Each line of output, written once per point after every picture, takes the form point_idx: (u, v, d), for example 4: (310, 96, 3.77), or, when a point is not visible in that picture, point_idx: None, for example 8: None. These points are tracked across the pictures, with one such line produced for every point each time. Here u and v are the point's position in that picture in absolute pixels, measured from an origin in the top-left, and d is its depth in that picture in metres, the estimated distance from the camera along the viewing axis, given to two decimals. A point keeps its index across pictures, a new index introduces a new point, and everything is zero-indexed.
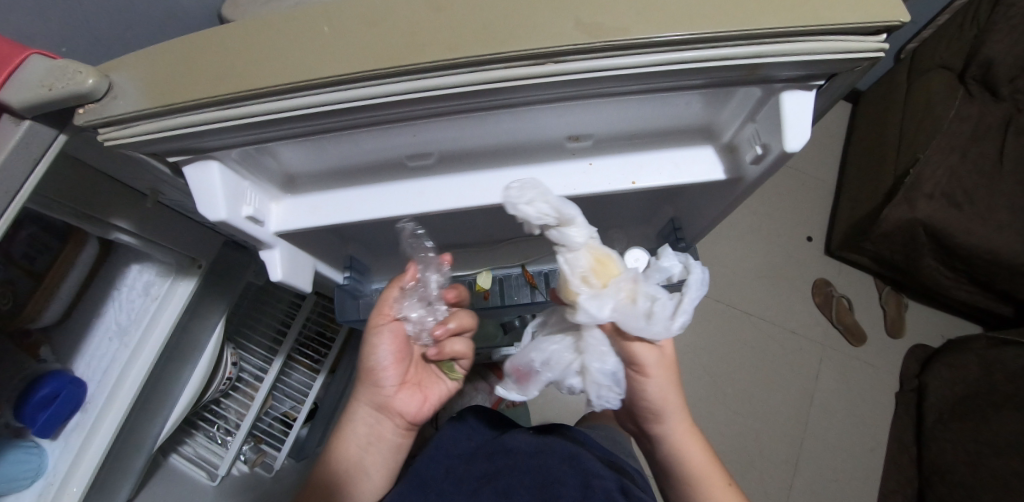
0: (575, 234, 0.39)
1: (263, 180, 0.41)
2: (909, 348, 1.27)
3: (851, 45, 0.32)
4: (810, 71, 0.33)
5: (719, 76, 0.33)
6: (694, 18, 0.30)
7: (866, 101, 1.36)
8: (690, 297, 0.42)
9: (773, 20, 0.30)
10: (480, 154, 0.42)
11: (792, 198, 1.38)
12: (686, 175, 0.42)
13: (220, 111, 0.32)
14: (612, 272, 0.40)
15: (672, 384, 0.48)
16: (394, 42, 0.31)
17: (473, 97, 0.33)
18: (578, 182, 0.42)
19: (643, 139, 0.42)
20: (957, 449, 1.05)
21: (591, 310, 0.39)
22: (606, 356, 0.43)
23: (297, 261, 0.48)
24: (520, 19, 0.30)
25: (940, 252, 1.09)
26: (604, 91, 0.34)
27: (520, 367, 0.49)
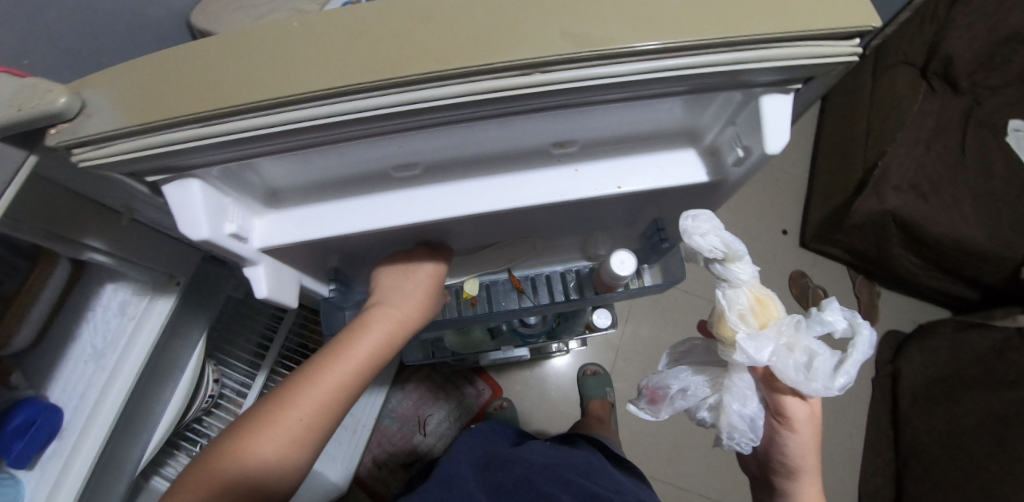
0: (740, 271, 0.42)
1: (244, 196, 0.40)
2: (883, 334, 1.31)
3: (827, 50, 0.33)
4: (787, 76, 0.34)
5: (701, 82, 0.34)
6: (675, 27, 0.31)
7: (834, 96, 1.40)
8: (852, 359, 0.42)
9: (753, 28, 0.31)
10: (465, 162, 0.41)
11: (766, 193, 1.42)
12: (670, 179, 0.42)
13: (200, 128, 0.31)
14: (773, 317, 0.41)
15: (812, 442, 0.47)
16: (378, 54, 0.30)
17: (460, 109, 0.32)
18: (567, 188, 0.41)
19: (627, 143, 0.43)
20: (932, 430, 1.10)
21: (750, 351, 0.39)
22: (746, 398, 0.44)
23: (283, 276, 0.46)
24: (505, 30, 0.30)
25: (908, 241, 1.13)
26: (590, 99, 0.34)
27: (657, 390, 0.49)
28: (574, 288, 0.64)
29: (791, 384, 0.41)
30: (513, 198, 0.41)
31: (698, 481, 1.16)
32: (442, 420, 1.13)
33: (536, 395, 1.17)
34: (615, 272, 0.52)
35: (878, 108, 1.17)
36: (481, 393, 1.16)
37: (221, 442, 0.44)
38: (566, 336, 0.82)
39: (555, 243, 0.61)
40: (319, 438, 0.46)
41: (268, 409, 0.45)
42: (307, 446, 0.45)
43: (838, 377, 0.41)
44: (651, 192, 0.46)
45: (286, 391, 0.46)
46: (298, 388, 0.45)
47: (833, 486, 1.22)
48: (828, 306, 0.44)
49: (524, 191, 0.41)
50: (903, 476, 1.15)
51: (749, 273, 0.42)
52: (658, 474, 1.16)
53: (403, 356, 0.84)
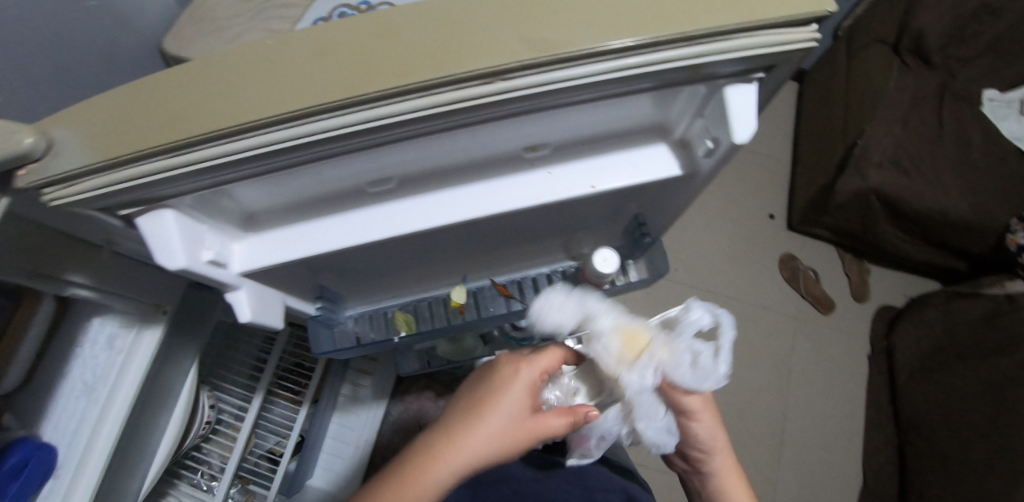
0: (599, 321, 0.46)
1: (221, 221, 0.40)
2: (875, 310, 1.32)
3: (784, 37, 0.33)
4: (748, 66, 0.34)
5: (665, 78, 0.35)
6: (635, 25, 0.31)
7: (812, 79, 1.42)
8: (724, 346, 0.45)
9: (714, 20, 0.31)
10: (439, 174, 0.41)
11: (751, 178, 1.42)
12: (643, 174, 0.43)
13: (171, 159, 0.31)
14: (643, 346, 0.45)
15: (713, 420, 0.54)
16: (340, 73, 0.31)
17: (426, 121, 0.33)
18: (541, 192, 0.42)
19: (602, 142, 0.43)
20: (930, 402, 1.13)
21: (636, 382, 0.44)
22: (652, 411, 0.47)
23: (267, 298, 0.45)
24: (466, 39, 0.31)
25: (893, 217, 1.16)
26: (556, 102, 0.35)
27: (578, 441, 0.54)
28: (561, 287, 0.62)
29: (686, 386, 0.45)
30: (488, 205, 0.41)
31: None
32: None
33: None
34: (600, 271, 0.52)
35: (855, 89, 1.22)
36: None
37: None
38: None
39: (537, 244, 0.61)
40: None
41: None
42: None
43: (718, 365, 0.44)
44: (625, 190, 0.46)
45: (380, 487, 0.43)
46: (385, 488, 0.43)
47: (836, 467, 1.22)
48: (690, 306, 0.46)
49: (499, 198, 0.42)
50: (906, 450, 1.17)
51: (606, 315, 0.46)
52: (661, 466, 1.17)
53: (399, 368, 0.83)
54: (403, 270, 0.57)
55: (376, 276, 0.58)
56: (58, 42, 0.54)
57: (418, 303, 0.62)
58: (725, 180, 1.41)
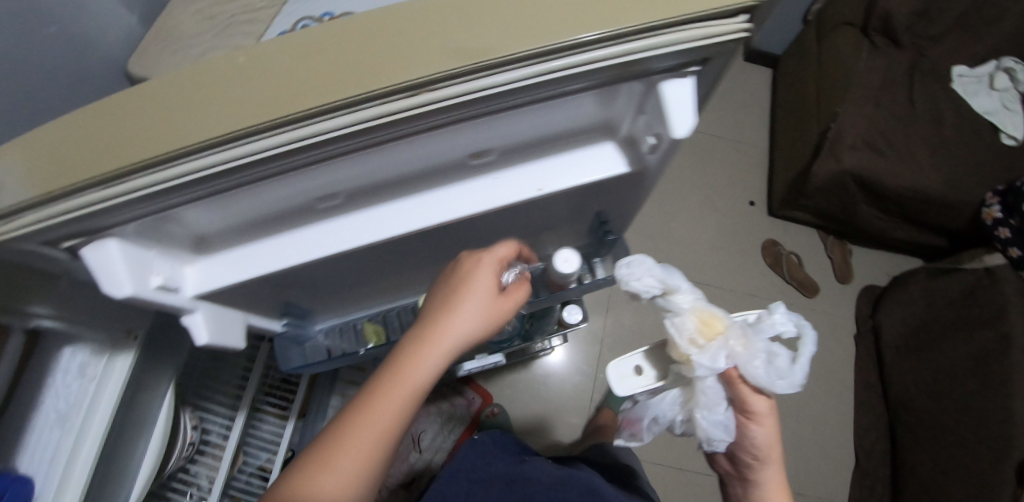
0: (680, 299, 0.49)
1: (171, 247, 0.40)
2: (860, 291, 1.33)
3: (714, 30, 0.32)
4: (683, 59, 0.34)
5: (598, 77, 0.35)
6: (556, 26, 0.31)
7: (785, 65, 1.43)
8: (805, 355, 0.47)
9: (639, 17, 0.31)
10: (386, 187, 0.41)
11: (729, 166, 1.43)
12: (590, 174, 0.43)
13: (105, 190, 0.32)
14: (719, 331, 0.47)
15: (774, 431, 0.51)
16: (265, 94, 0.31)
17: (359, 135, 0.33)
18: (489, 197, 0.42)
19: (550, 144, 0.43)
20: (918, 379, 1.14)
21: (706, 363, 0.46)
22: (715, 404, 0.49)
23: (227, 317, 0.46)
24: (388, 53, 0.31)
25: (869, 198, 1.16)
26: (489, 109, 0.35)
27: (631, 422, 0.60)
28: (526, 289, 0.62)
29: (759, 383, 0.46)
30: (437, 214, 0.42)
31: (696, 461, 1.19)
32: (435, 434, 1.12)
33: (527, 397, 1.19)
34: (559, 270, 0.52)
35: (826, 72, 1.23)
36: (471, 402, 1.19)
37: (298, 469, 0.43)
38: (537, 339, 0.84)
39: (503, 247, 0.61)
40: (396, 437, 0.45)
41: (342, 427, 0.44)
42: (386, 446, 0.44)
43: (795, 373, 0.46)
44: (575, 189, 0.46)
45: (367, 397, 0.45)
46: (374, 397, 0.44)
47: (829, 450, 1.22)
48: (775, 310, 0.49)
49: (448, 206, 0.42)
50: (897, 428, 1.18)
51: (689, 297, 0.49)
52: (654, 458, 1.18)
53: None
54: (367, 281, 0.55)
55: (346, 290, 0.56)
56: (6, 72, 0.53)
57: (388, 312, 0.62)
58: (705, 170, 1.42)
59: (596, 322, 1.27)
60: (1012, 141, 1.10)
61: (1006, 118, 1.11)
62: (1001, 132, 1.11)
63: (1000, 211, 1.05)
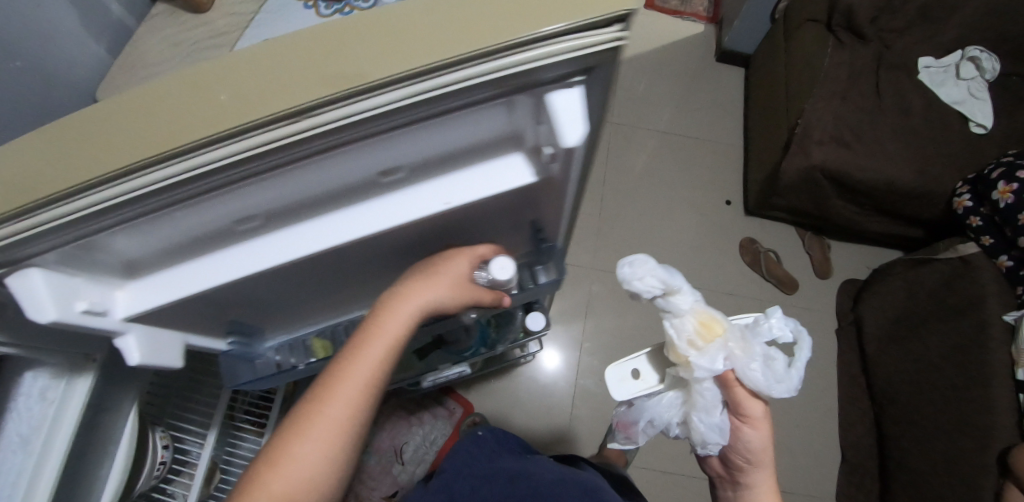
0: (682, 302, 0.52)
1: (99, 273, 0.42)
2: (840, 285, 1.32)
3: (591, 40, 0.29)
4: (566, 69, 0.31)
5: (479, 93, 0.32)
6: (416, 49, 0.29)
7: (757, 63, 1.44)
8: (800, 360, 0.52)
9: (504, 31, 0.28)
10: (290, 210, 0.40)
11: (705, 167, 1.43)
12: (494, 187, 0.40)
13: (13, 225, 0.33)
14: (717, 334, 0.52)
15: (768, 438, 0.55)
16: (143, 131, 0.31)
17: (244, 164, 0.33)
18: (400, 215, 0.41)
19: (456, 159, 0.40)
20: (899, 370, 1.13)
21: (705, 365, 0.51)
22: (713, 408, 0.53)
23: (162, 339, 0.48)
24: (250, 87, 0.30)
25: (842, 192, 1.15)
26: (373, 131, 0.33)
27: (626, 423, 0.63)
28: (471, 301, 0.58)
29: (758, 387, 0.51)
30: (346, 233, 0.41)
31: (680, 462, 1.19)
32: (417, 446, 1.15)
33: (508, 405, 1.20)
34: (496, 278, 0.53)
35: (793, 69, 1.23)
36: (452, 412, 1.18)
37: (270, 446, 0.42)
38: (500, 349, 0.80)
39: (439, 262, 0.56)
40: (370, 407, 0.44)
41: (312, 398, 0.43)
42: (359, 416, 0.43)
43: (790, 377, 0.51)
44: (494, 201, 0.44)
45: (337, 365, 0.44)
46: (343, 365, 0.44)
47: (816, 447, 1.21)
48: (774, 316, 0.54)
49: (359, 224, 0.41)
50: (882, 422, 1.16)
51: (690, 301, 0.52)
52: (638, 462, 1.19)
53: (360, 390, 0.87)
54: (308, 300, 0.55)
55: (289, 309, 0.57)
56: None
57: (334, 327, 0.63)
58: (679, 170, 1.43)
59: (575, 327, 1.28)
60: (981, 129, 1.10)
61: (974, 107, 1.12)
62: (970, 122, 1.11)
63: (970, 199, 1.04)
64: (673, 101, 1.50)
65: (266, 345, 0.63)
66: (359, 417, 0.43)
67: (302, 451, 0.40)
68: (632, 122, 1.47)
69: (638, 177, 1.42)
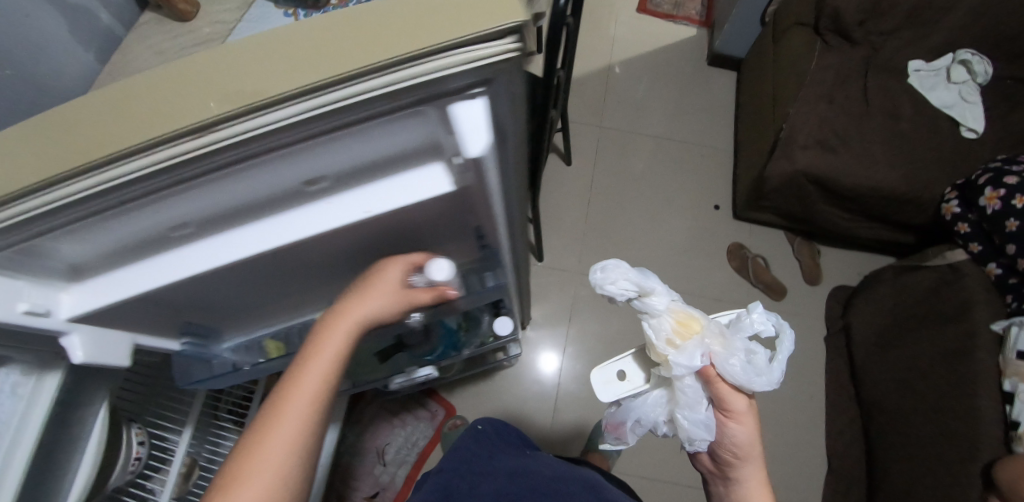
0: (656, 301, 0.52)
1: (42, 276, 0.42)
2: (830, 292, 1.30)
3: (479, 55, 0.29)
4: (458, 83, 0.30)
5: (376, 108, 0.31)
6: (304, 68, 0.29)
7: (748, 66, 1.43)
8: (783, 353, 0.51)
9: (388, 50, 0.28)
10: (225, 216, 0.40)
11: (694, 171, 1.42)
12: (408, 198, 0.38)
13: None
14: (694, 331, 0.51)
15: (755, 430, 0.54)
16: (41, 152, 0.31)
17: (148, 181, 0.33)
18: (318, 225, 0.40)
19: (377, 169, 0.38)
20: (887, 378, 1.11)
21: (683, 362, 0.50)
22: (696, 404, 0.53)
23: (110, 337, 0.48)
24: (146, 104, 0.30)
25: (829, 197, 1.13)
26: (274, 145, 0.33)
27: (615, 424, 0.59)
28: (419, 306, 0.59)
29: (741, 382, 0.50)
30: (268, 242, 0.40)
31: (662, 468, 1.18)
32: (400, 447, 1.16)
33: (489, 408, 1.21)
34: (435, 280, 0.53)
35: (780, 72, 1.22)
36: (435, 414, 1.19)
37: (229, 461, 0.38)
38: (463, 354, 0.79)
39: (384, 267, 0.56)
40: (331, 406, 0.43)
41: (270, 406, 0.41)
42: (322, 414, 0.42)
43: (773, 370, 0.50)
44: (423, 211, 0.42)
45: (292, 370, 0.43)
46: (299, 368, 0.43)
47: (802, 456, 1.19)
48: (756, 311, 0.52)
49: (280, 232, 0.40)
50: (869, 431, 1.14)
51: (664, 300, 0.52)
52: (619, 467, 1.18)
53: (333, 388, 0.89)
54: (259, 304, 0.56)
55: (243, 313, 0.58)
56: None
57: (288, 329, 0.63)
58: (668, 174, 1.42)
59: (560, 331, 1.28)
60: (973, 133, 1.08)
61: (965, 111, 1.09)
62: (961, 126, 1.08)
63: (958, 206, 1.02)
64: (664, 104, 1.50)
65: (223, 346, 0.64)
66: (323, 414, 0.42)
67: (255, 492, 0.37)
68: (622, 125, 1.46)
69: (626, 181, 1.41)
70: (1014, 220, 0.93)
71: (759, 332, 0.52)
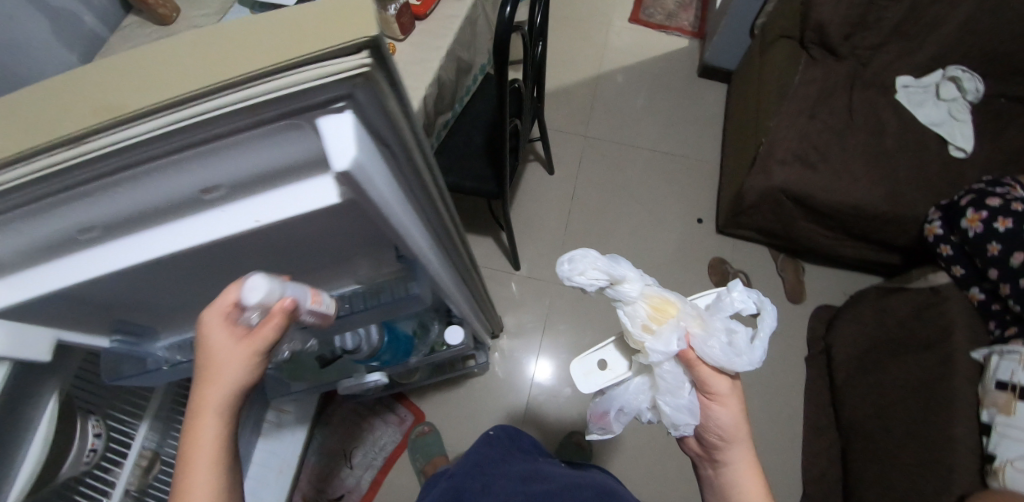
0: (628, 287, 0.50)
1: None
2: (812, 311, 1.27)
3: (330, 69, 0.28)
4: (316, 98, 0.30)
5: (241, 122, 0.31)
6: (163, 85, 0.29)
7: (737, 77, 1.40)
8: (764, 331, 0.49)
9: (242, 67, 0.28)
10: (130, 220, 0.41)
11: (679, 183, 1.40)
12: (296, 208, 0.38)
13: None
14: (670, 315, 0.50)
15: (740, 409, 0.52)
16: None
17: (23, 192, 0.33)
18: (212, 232, 0.39)
19: (272, 178, 0.38)
20: (865, 401, 1.07)
21: (660, 348, 0.48)
22: (678, 389, 0.52)
23: (27, 334, 0.44)
24: (19, 121, 0.31)
25: (809, 214, 1.10)
26: (147, 157, 0.33)
27: (600, 416, 0.57)
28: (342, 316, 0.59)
29: (722, 364, 0.48)
30: (165, 249, 0.40)
31: (631, 484, 1.16)
32: (366, 452, 1.16)
33: (458, 414, 1.20)
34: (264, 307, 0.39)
35: (765, 84, 1.20)
36: (404, 420, 1.20)
37: None
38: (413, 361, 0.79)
39: (313, 274, 0.56)
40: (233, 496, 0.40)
41: None
42: None
43: (754, 350, 0.49)
44: (323, 222, 0.41)
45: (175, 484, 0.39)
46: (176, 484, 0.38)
47: (777, 480, 1.15)
48: (736, 288, 0.51)
49: (177, 240, 0.40)
50: (846, 456, 1.10)
51: (637, 285, 0.50)
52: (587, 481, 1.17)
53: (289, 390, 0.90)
54: (193, 307, 0.57)
55: (177, 312, 0.58)
56: None
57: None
58: (653, 185, 1.40)
59: (534, 340, 1.27)
60: (961, 152, 1.04)
61: (953, 129, 1.06)
62: (949, 144, 1.05)
63: (941, 227, 0.98)
64: (652, 115, 1.48)
65: (157, 344, 0.63)
66: None
67: None
68: (608, 135, 1.45)
69: (609, 191, 1.39)
70: (996, 243, 0.89)
71: (739, 311, 0.51)
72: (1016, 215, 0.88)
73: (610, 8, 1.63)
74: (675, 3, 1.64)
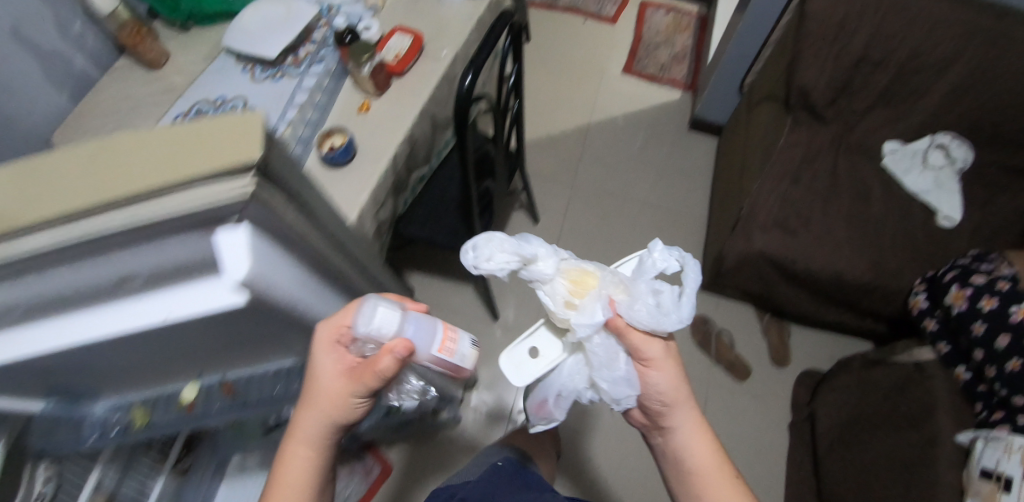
0: (542, 264, 0.47)
1: None
2: (796, 376, 1.23)
3: (217, 192, 0.29)
4: (201, 213, 0.30)
5: (132, 236, 0.31)
6: (46, 204, 0.29)
7: (727, 131, 1.40)
8: (691, 286, 0.46)
9: (125, 188, 0.29)
10: (39, 308, 0.40)
11: (667, 235, 1.38)
12: (196, 307, 0.37)
13: None
14: (590, 286, 0.47)
15: (676, 369, 0.49)
16: None
17: None
18: (116, 325, 0.39)
19: (178, 277, 0.39)
20: (846, 475, 1.01)
21: (585, 322, 0.46)
22: (612, 362, 0.48)
23: None
24: None
25: (789, 280, 1.08)
26: (42, 264, 0.33)
27: (540, 405, 0.57)
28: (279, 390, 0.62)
29: (650, 326, 0.46)
30: (69, 340, 0.39)
31: None
32: None
33: (426, 464, 1.17)
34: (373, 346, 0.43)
35: (752, 145, 1.20)
36: (369, 470, 1.14)
37: None
38: None
39: (250, 351, 0.55)
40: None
41: None
42: None
43: (683, 306, 0.46)
44: (235, 320, 0.40)
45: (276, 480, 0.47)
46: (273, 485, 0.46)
47: None
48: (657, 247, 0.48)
49: (82, 331, 0.39)
50: None
51: (551, 261, 0.47)
52: None
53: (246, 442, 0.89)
54: (124, 378, 0.55)
55: (117, 383, 0.59)
56: None
57: (157, 398, 0.62)
58: (640, 237, 1.38)
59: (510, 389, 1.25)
60: (948, 222, 1.02)
61: (941, 197, 1.04)
62: (936, 213, 1.03)
63: (925, 300, 0.97)
64: (641, 166, 1.48)
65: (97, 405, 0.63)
66: None
67: None
68: (596, 185, 1.45)
69: (596, 240, 1.37)
70: (981, 323, 0.85)
71: (664, 270, 0.48)
72: (1002, 294, 0.84)
73: (605, 58, 1.65)
74: (669, 55, 1.65)
